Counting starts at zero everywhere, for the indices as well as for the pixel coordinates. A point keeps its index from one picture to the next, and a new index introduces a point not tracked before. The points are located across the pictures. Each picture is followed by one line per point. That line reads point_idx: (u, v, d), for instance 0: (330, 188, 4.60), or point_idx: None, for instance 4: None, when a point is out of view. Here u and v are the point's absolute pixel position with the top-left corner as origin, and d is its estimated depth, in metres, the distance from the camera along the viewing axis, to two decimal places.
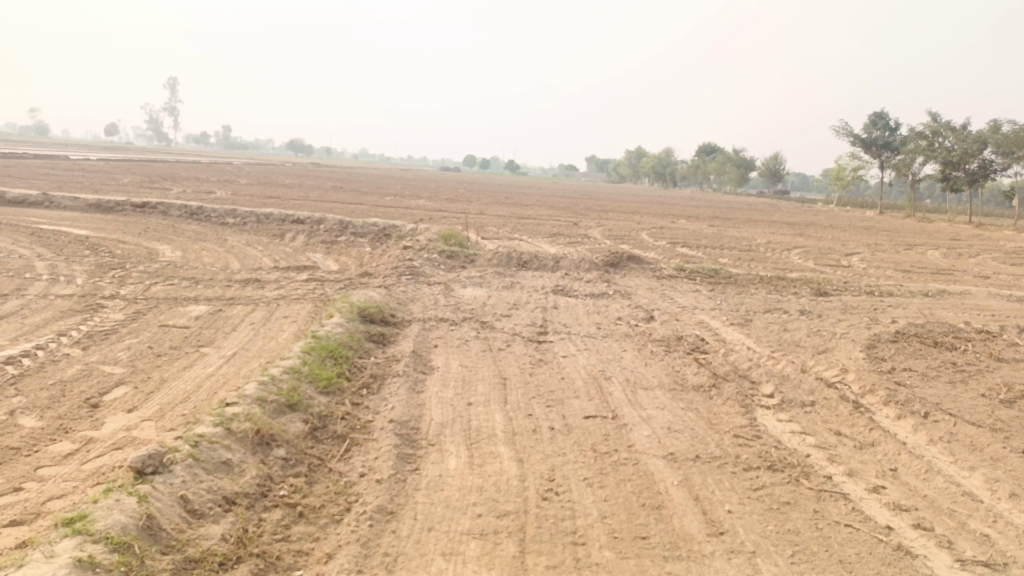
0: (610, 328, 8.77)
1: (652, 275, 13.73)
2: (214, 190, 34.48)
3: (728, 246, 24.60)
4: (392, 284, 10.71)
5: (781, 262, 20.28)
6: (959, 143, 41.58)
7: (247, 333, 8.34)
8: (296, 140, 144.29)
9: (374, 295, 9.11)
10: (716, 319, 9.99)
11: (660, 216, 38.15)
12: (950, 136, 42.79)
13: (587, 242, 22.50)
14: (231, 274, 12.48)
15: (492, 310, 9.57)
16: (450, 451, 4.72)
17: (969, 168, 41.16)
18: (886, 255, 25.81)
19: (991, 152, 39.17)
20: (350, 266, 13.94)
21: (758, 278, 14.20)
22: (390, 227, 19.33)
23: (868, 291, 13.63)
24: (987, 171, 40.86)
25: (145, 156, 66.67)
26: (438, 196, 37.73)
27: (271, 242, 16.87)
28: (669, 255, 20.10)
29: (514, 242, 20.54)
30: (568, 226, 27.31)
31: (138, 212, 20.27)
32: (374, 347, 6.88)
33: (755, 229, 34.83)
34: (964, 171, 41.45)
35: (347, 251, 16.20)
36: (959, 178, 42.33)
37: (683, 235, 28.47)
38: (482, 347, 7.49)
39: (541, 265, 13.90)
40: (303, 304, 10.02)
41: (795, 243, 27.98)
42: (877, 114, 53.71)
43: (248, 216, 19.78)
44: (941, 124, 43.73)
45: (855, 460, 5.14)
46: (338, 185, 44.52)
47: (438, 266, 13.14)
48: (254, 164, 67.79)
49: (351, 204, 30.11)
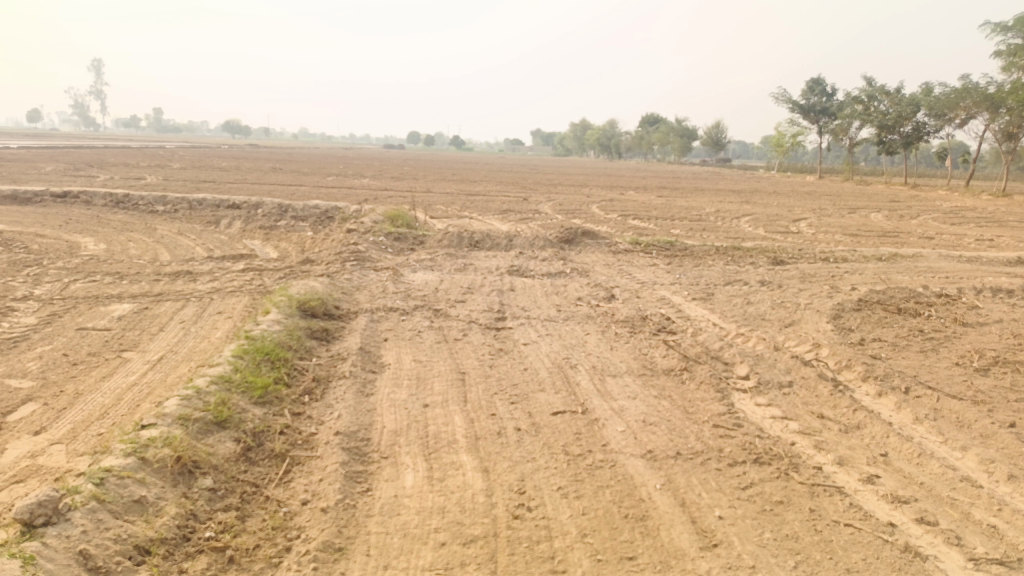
0: (571, 310, 8.30)
1: (608, 250, 13.32)
2: (145, 176, 32.74)
3: (679, 217, 24.42)
4: (336, 271, 10.03)
5: (733, 231, 20.15)
6: (894, 107, 42.35)
7: (177, 334, 7.60)
8: (233, 121, 139.79)
9: (316, 285, 8.43)
10: (678, 295, 9.63)
11: (609, 188, 37.91)
12: (886, 100, 43.54)
13: (537, 217, 22.00)
14: (160, 266, 11.59)
15: (445, 296, 9.01)
16: (406, 465, 4.20)
17: (905, 130, 41.94)
18: (833, 219, 26.01)
19: (924, 115, 39.94)
20: (291, 253, 13.14)
21: (714, 248, 13.92)
22: (333, 209, 18.48)
23: (824, 257, 13.48)
24: (922, 133, 41.75)
25: (71, 142, 63.37)
26: (382, 175, 36.68)
27: (205, 230, 15.89)
28: (621, 228, 19.75)
29: (463, 221, 19.90)
30: (518, 202, 26.74)
31: (58, 202, 18.92)
32: (317, 344, 6.26)
33: (703, 198, 34.87)
34: (900, 134, 42.28)
35: (288, 237, 15.35)
36: (895, 141, 43.18)
37: (633, 207, 28.23)
38: (436, 338, 6.93)
39: (493, 244, 13.36)
40: (239, 297, 9.28)
41: (744, 210, 27.99)
42: (815, 80, 54.33)
43: (179, 203, 18.65)
44: (877, 88, 44.40)
45: (843, 446, 4.80)
46: (278, 166, 42.93)
47: (385, 250, 12.46)
48: (189, 147, 65.11)
49: (291, 186, 28.94)
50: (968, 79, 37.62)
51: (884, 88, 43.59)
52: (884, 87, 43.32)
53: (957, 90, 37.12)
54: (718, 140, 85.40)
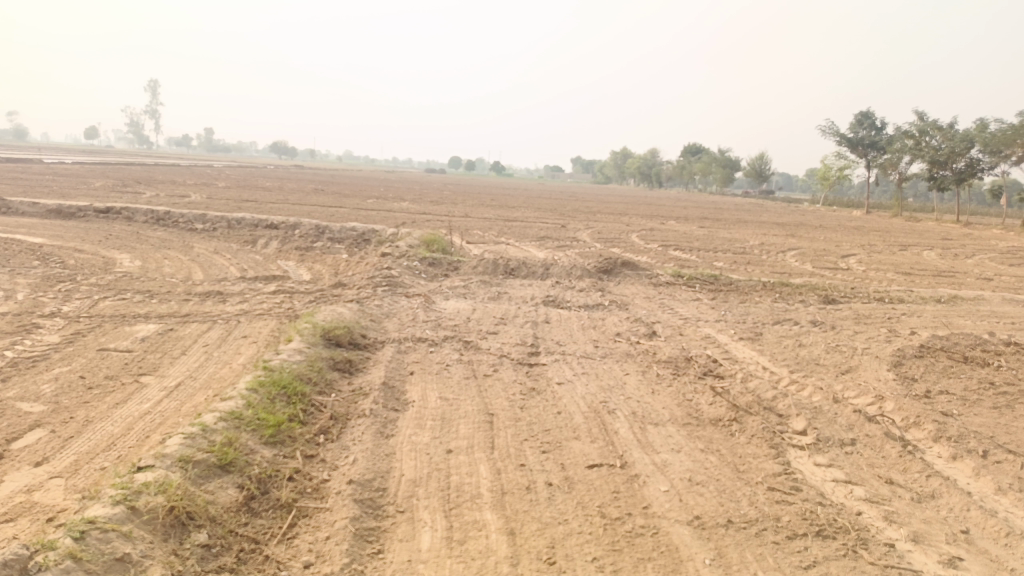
0: (609, 347, 7.84)
1: (649, 282, 12.84)
2: (190, 194, 33.27)
3: (722, 249, 23.77)
4: (367, 297, 9.73)
5: (779, 265, 19.44)
6: (946, 142, 41.12)
7: (198, 358, 7.34)
8: (280, 143, 143.18)
9: (344, 312, 8.13)
10: (723, 333, 9.10)
11: (649, 218, 37.37)
12: (937, 135, 42.35)
13: (576, 245, 21.59)
14: (192, 286, 11.45)
15: (477, 326, 8.63)
16: (424, 522, 3.78)
17: (957, 166, 40.64)
18: (883, 256, 25.06)
19: (978, 151, 38.66)
20: (324, 276, 12.93)
21: (760, 284, 13.33)
22: (370, 232, 18.37)
23: (878, 297, 12.78)
24: (975, 169, 40.42)
25: (124, 159, 65.17)
26: (421, 199, 36.72)
27: (242, 250, 15.84)
28: (662, 259, 19.22)
29: (500, 247, 19.59)
30: (556, 229, 26.38)
31: (101, 218, 19.14)
32: (339, 377, 5.91)
33: (746, 230, 34.11)
34: (952, 170, 41.01)
35: (323, 259, 15.20)
36: (946, 177, 41.88)
37: (674, 237, 27.66)
38: (465, 373, 6.53)
39: (530, 272, 12.98)
40: (267, 321, 9.02)
41: (789, 244, 27.19)
42: (863, 113, 53.24)
43: (218, 222, 18.71)
44: (928, 123, 43.24)
45: (916, 519, 4.24)
46: (320, 188, 43.43)
47: (418, 275, 12.16)
48: (236, 167, 66.48)
49: (332, 208, 29.11)
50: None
51: (936, 123, 42.40)
52: (936, 122, 42.14)
53: (1014, 126, 35.85)
54: (761, 172, 84.22)
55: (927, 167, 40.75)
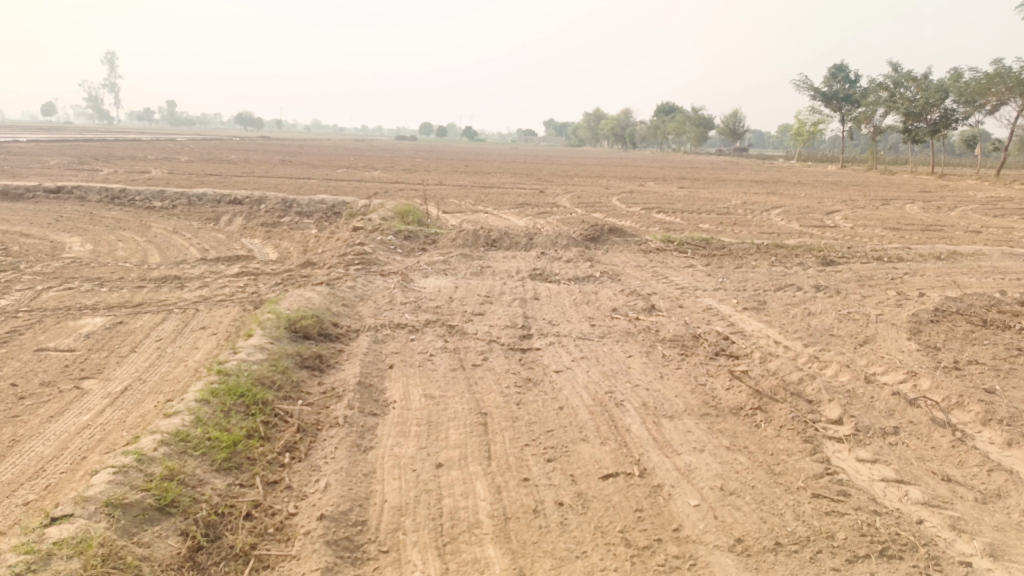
0: (607, 326, 7.15)
1: (638, 249, 12.17)
2: (151, 170, 31.84)
3: (706, 210, 23.16)
4: (338, 277, 8.93)
5: (766, 226, 18.88)
6: (920, 93, 40.68)
7: (149, 357, 6.53)
8: (245, 114, 139.69)
9: (313, 297, 7.33)
10: (725, 304, 8.47)
11: (627, 179, 36.67)
12: (910, 87, 41.88)
13: (556, 212, 20.83)
14: (147, 270, 10.54)
15: (460, 306, 7.89)
16: (414, 567, 3.09)
17: (931, 118, 40.29)
18: (868, 212, 24.64)
19: (952, 102, 38.30)
20: (292, 254, 12.09)
21: (754, 246, 12.72)
22: (341, 204, 17.45)
23: (876, 257, 12.24)
24: (949, 120, 40.14)
25: (83, 135, 62.70)
26: (393, 168, 35.65)
27: (203, 228, 14.87)
28: (646, 223, 18.55)
29: (478, 216, 18.79)
30: (534, 195, 25.56)
31: (51, 198, 17.96)
32: (307, 377, 5.16)
33: (726, 189, 33.57)
34: (926, 122, 40.66)
35: (291, 235, 14.31)
36: (920, 129, 41.58)
37: (655, 199, 26.99)
38: (451, 364, 5.81)
39: (513, 243, 12.23)
40: (228, 309, 8.19)
41: (771, 203, 26.65)
42: (837, 67, 52.64)
43: (178, 199, 17.66)
44: (902, 75, 42.73)
45: (987, 525, 3.65)
46: (288, 159, 42.00)
47: (394, 251, 11.36)
48: (200, 140, 64.43)
49: (300, 179, 28.01)
50: (999, 64, 35.90)
51: (910, 75, 41.89)
52: (910, 73, 41.63)
53: (988, 76, 35.44)
54: (735, 129, 83.58)
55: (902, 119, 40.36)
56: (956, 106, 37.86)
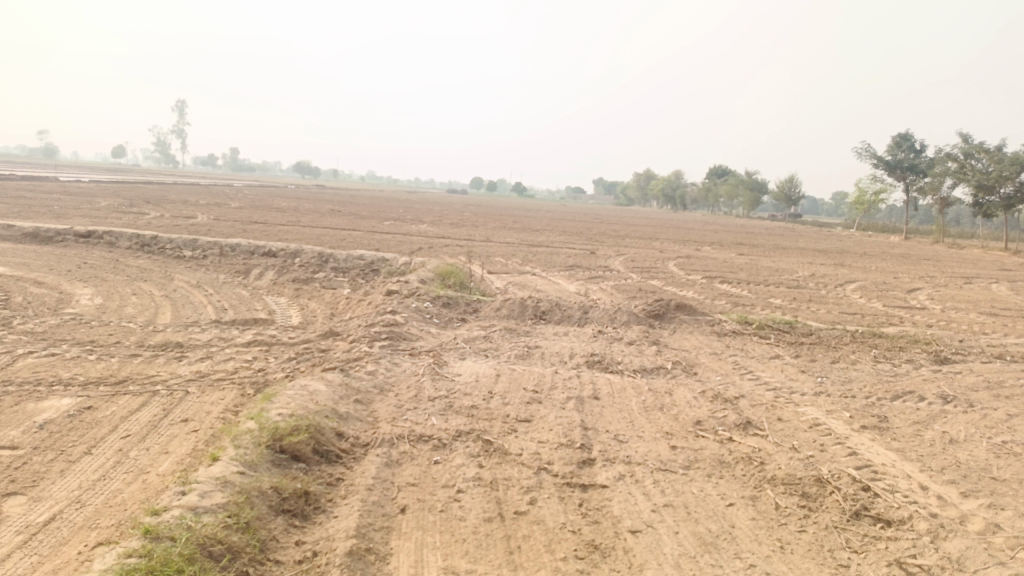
0: (692, 449, 5.47)
1: (710, 331, 10.52)
2: (196, 215, 31.49)
3: (774, 282, 21.25)
4: (358, 358, 7.47)
5: (845, 305, 16.93)
6: (992, 166, 38.29)
7: (103, 466, 5.10)
8: (304, 164, 143.81)
9: (320, 389, 5.85)
10: (836, 419, 6.72)
11: (681, 243, 35.00)
12: (979, 159, 39.57)
13: (610, 277, 19.26)
14: (149, 334, 9.27)
15: (502, 406, 6.31)
16: None
17: (1004, 192, 37.73)
18: (953, 292, 22.34)
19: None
20: (316, 319, 10.77)
21: (847, 334, 10.93)
22: (380, 261, 16.30)
23: (995, 355, 10.32)
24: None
25: (143, 178, 64.17)
26: (440, 221, 34.80)
27: (229, 282, 13.75)
28: (710, 296, 16.81)
29: (525, 279, 17.33)
30: (586, 256, 24.09)
31: (81, 243, 17.19)
32: (281, 536, 3.64)
33: (789, 258, 31.56)
34: (999, 196, 38.07)
35: (320, 295, 13.07)
36: (992, 203, 39.05)
37: (714, 266, 25.26)
38: (487, 510, 4.23)
39: (565, 316, 10.67)
40: (223, 395, 6.78)
41: (843, 276, 24.56)
42: (901, 136, 50.61)
43: (209, 248, 16.71)
44: (973, 146, 40.49)
45: None
46: (337, 209, 41.67)
47: (428, 321, 9.90)
48: (257, 187, 65.30)
49: (343, 231, 27.19)
50: None
51: (981, 146, 39.59)
52: (981, 145, 39.34)
53: None
54: (790, 195, 81.32)
55: (972, 192, 37.96)
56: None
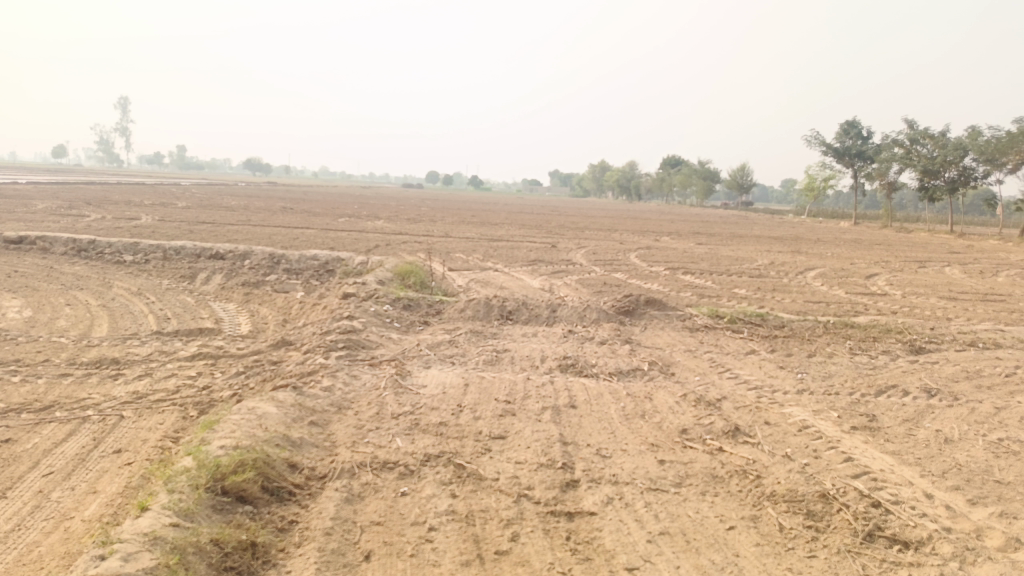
0: (682, 464, 5.04)
1: (683, 326, 10.15)
2: (140, 216, 30.18)
3: (736, 271, 21.11)
4: (313, 370, 6.86)
5: (809, 294, 16.82)
6: (937, 151, 39.00)
7: (18, 512, 4.44)
8: (254, 160, 140.59)
9: (270, 411, 5.26)
10: (825, 420, 6.38)
11: (640, 233, 34.89)
12: (924, 144, 40.30)
13: (573, 271, 18.87)
14: (82, 349, 8.49)
15: (473, 421, 5.79)
16: None
17: (949, 176, 38.39)
18: (910, 276, 22.54)
19: (971, 160, 36.51)
20: (268, 326, 10.09)
21: (820, 326, 10.68)
22: (335, 261, 15.59)
23: (968, 342, 10.16)
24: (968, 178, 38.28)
25: (86, 177, 61.72)
26: (397, 217, 34.05)
27: (173, 288, 12.92)
28: (675, 288, 16.54)
29: (487, 275, 16.82)
30: (547, 250, 23.69)
31: (11, 249, 16.08)
32: None
33: (747, 246, 31.66)
34: (944, 180, 38.70)
35: (272, 299, 12.34)
36: (938, 187, 39.73)
37: (676, 256, 25.07)
38: (465, 551, 3.72)
39: (532, 316, 10.19)
40: (163, 419, 6.12)
41: (803, 263, 24.63)
42: (850, 123, 51.38)
43: (152, 252, 15.78)
44: (918, 131, 41.16)
45: None
46: (290, 206, 40.52)
47: (388, 326, 9.31)
48: (206, 185, 63.37)
49: (296, 229, 26.25)
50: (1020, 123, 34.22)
51: (926, 131, 40.24)
52: (926, 130, 39.97)
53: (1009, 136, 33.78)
54: (742, 183, 82.29)
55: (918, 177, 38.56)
56: (975, 164, 36.08)
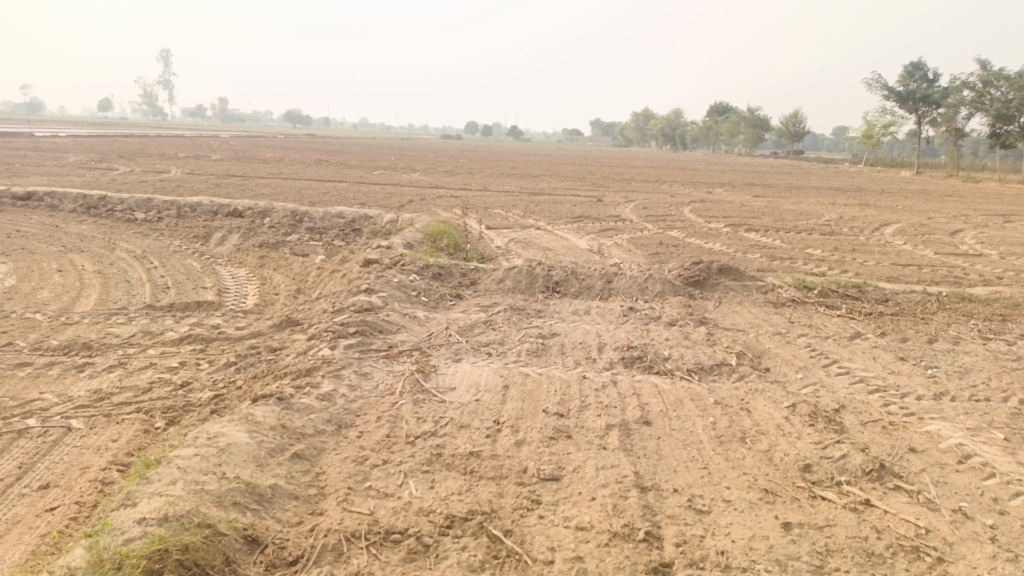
0: (816, 531, 3.49)
1: (764, 303, 8.50)
2: (168, 170, 29.18)
3: (803, 228, 19.11)
4: (313, 368, 5.44)
5: (894, 256, 14.80)
6: (1013, 94, 34.97)
7: None
8: (295, 112, 140.38)
9: (238, 439, 3.84)
10: (988, 445, 4.73)
11: (691, 185, 32.68)
12: (998, 87, 36.37)
13: (623, 228, 17.16)
14: (56, 329, 7.22)
15: (514, 447, 4.30)
16: None
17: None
18: (1001, 233, 20.08)
19: None
20: (278, 298, 8.75)
21: (929, 300, 8.88)
22: (361, 219, 14.17)
23: None
24: None
25: (127, 131, 61.38)
26: (433, 169, 32.59)
27: (181, 251, 11.67)
28: (741, 248, 14.75)
29: (528, 234, 15.24)
30: (593, 204, 21.87)
31: (18, 206, 15.01)
32: None
33: (809, 200, 29.20)
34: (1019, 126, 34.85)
35: (289, 263, 11.01)
36: (1011, 134, 35.87)
37: (732, 211, 23.06)
38: None
39: (583, 288, 8.63)
40: (118, 434, 4.78)
41: (875, 219, 22.34)
42: (916, 65, 47.36)
43: (165, 209, 14.57)
44: (992, 73, 37.22)
45: None
46: (325, 159, 39.35)
47: (414, 301, 7.84)
48: (244, 137, 62.54)
49: (327, 182, 24.95)
50: None
51: (1001, 73, 36.25)
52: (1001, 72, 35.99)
53: None
54: (794, 131, 77.89)
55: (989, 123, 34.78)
56: None
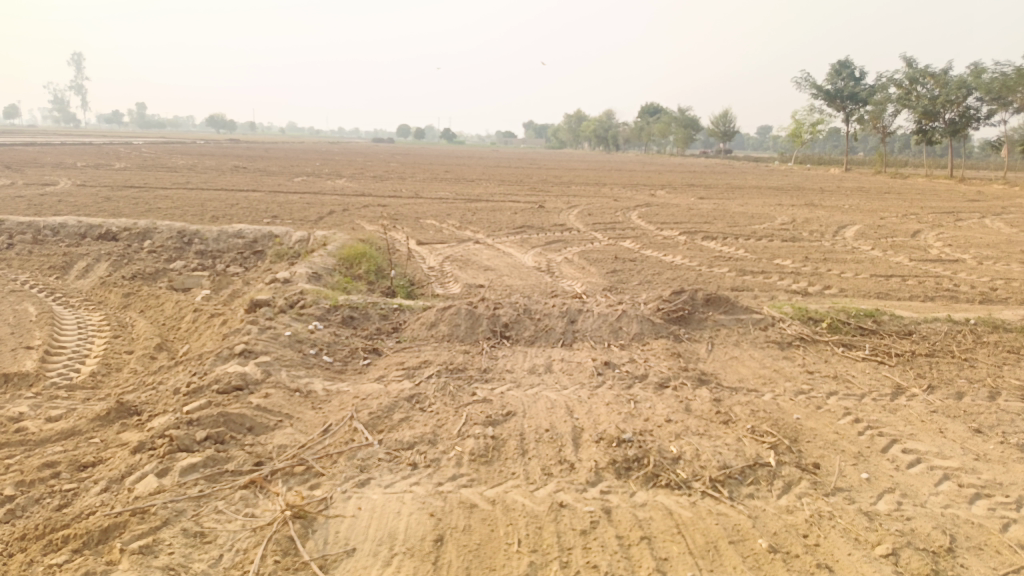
0: None
1: (767, 345, 6.68)
2: (57, 181, 25.94)
3: (763, 233, 17.62)
4: (115, 530, 3.27)
5: (870, 266, 13.30)
6: (938, 90, 34.16)
7: None
8: (217, 117, 134.62)
9: None
10: None
11: (632, 188, 31.19)
12: (923, 84, 35.75)
13: (571, 239, 15.30)
14: None
15: None
16: None
17: (948, 117, 33.74)
18: (961, 235, 18.99)
19: (975, 100, 31.96)
20: (129, 360, 6.46)
21: (960, 331, 7.23)
22: (265, 238, 11.85)
23: None
24: (969, 120, 33.61)
25: (33, 139, 56.84)
26: (361, 175, 30.22)
27: (22, 290, 9.15)
28: (706, 262, 13.04)
29: (465, 251, 13.19)
30: (534, 211, 19.95)
31: None
32: None
33: (755, 201, 28.03)
34: (943, 122, 33.99)
35: (161, 302, 8.65)
36: (936, 130, 34.96)
37: (681, 215, 21.55)
38: None
39: (539, 333, 6.64)
40: None
41: (831, 221, 21.10)
42: (842, 63, 47.21)
43: (20, 232, 11.93)
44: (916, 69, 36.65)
45: None
46: (243, 165, 36.35)
47: (310, 365, 5.69)
48: (159, 144, 58.54)
49: (239, 193, 22.33)
50: None
51: (926, 69, 35.63)
52: (925, 68, 35.39)
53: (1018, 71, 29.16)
54: (724, 131, 77.84)
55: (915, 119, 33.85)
56: (980, 104, 31.54)
